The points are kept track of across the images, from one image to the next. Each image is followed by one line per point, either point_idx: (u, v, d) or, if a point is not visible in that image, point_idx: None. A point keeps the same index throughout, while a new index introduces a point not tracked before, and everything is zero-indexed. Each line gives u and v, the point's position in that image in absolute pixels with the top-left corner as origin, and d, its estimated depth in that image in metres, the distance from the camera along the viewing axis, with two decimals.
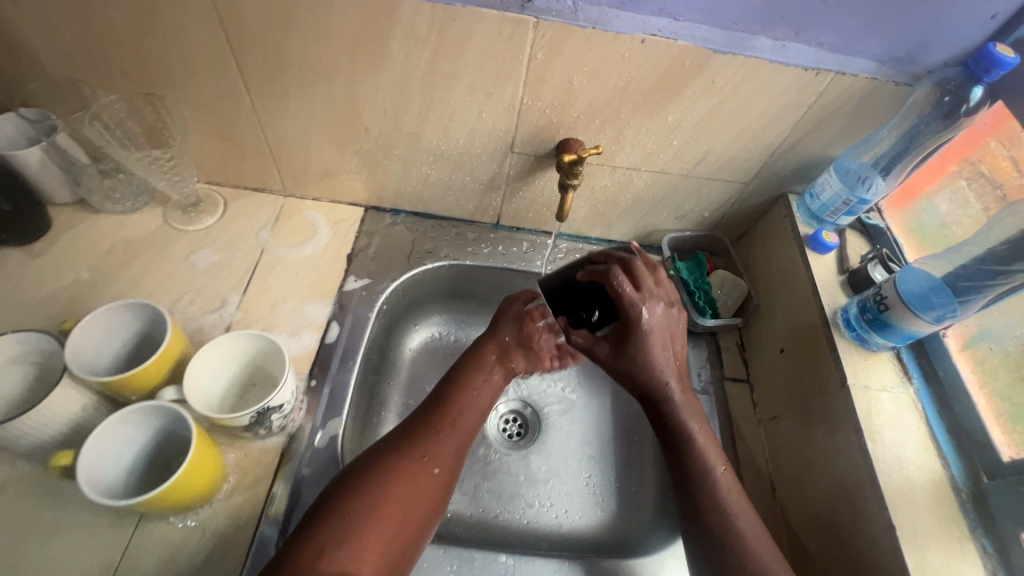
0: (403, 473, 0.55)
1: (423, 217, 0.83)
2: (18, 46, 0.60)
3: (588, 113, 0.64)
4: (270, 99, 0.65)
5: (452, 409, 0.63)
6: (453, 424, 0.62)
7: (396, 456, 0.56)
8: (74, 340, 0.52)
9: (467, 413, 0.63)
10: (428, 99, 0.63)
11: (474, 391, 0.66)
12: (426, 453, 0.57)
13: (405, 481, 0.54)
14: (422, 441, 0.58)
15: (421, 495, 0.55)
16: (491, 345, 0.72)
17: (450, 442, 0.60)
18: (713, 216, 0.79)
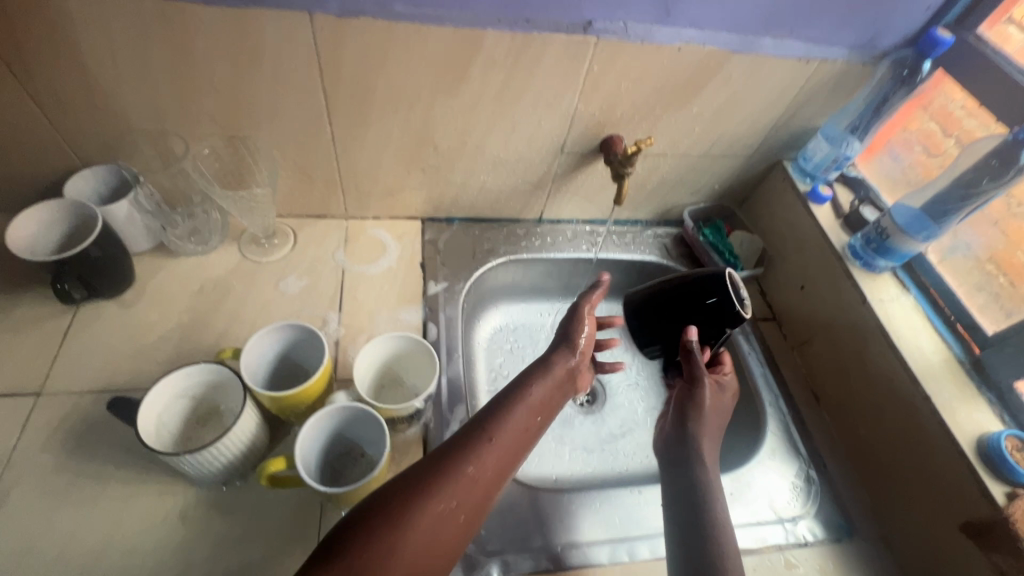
0: (427, 506, 0.47)
1: (475, 222, 0.91)
2: (113, 104, 0.64)
3: (629, 113, 0.76)
4: (350, 131, 0.72)
5: (513, 419, 0.56)
6: (505, 434, 0.55)
7: (432, 473, 0.49)
8: (243, 369, 0.58)
9: (513, 439, 0.55)
10: (497, 115, 0.73)
11: (528, 402, 0.59)
12: (468, 466, 0.51)
13: (430, 515, 0.47)
14: (463, 457, 0.51)
15: (444, 531, 0.47)
16: (564, 349, 0.67)
17: (498, 457, 0.53)
18: (721, 188, 0.93)
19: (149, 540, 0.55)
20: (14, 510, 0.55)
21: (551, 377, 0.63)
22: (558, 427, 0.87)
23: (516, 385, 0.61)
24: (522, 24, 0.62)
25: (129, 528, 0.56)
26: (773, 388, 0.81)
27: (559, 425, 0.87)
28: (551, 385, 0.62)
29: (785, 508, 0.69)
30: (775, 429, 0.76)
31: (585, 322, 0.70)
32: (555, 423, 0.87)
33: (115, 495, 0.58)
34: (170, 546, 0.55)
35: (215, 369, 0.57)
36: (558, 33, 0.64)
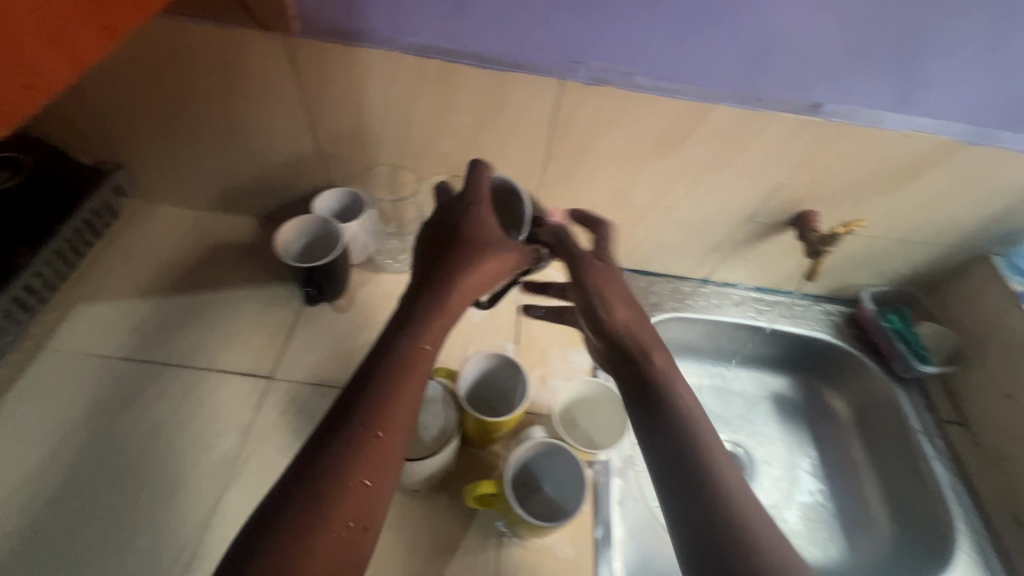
0: (327, 503, 0.41)
1: (642, 274, 0.93)
2: (370, 139, 0.74)
3: (833, 191, 0.75)
4: (557, 181, 0.78)
5: (391, 399, 0.46)
6: (391, 411, 0.45)
7: (317, 495, 0.41)
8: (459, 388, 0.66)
9: (388, 413, 0.45)
10: (699, 179, 0.75)
11: (411, 362, 0.48)
12: (355, 474, 0.42)
13: (330, 512, 0.41)
14: (347, 467, 0.42)
15: (342, 529, 0.41)
16: (471, 276, 0.54)
17: (392, 449, 0.45)
18: (909, 273, 0.88)
19: None
20: (249, 478, 0.64)
21: (423, 326, 0.51)
22: None
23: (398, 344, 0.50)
24: (751, 102, 0.65)
25: None
26: (961, 499, 0.75)
27: None
28: (420, 343, 0.50)
29: None
30: (967, 548, 0.72)
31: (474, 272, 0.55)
32: None
33: None
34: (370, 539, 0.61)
35: (433, 388, 0.65)
36: (787, 112, 0.66)
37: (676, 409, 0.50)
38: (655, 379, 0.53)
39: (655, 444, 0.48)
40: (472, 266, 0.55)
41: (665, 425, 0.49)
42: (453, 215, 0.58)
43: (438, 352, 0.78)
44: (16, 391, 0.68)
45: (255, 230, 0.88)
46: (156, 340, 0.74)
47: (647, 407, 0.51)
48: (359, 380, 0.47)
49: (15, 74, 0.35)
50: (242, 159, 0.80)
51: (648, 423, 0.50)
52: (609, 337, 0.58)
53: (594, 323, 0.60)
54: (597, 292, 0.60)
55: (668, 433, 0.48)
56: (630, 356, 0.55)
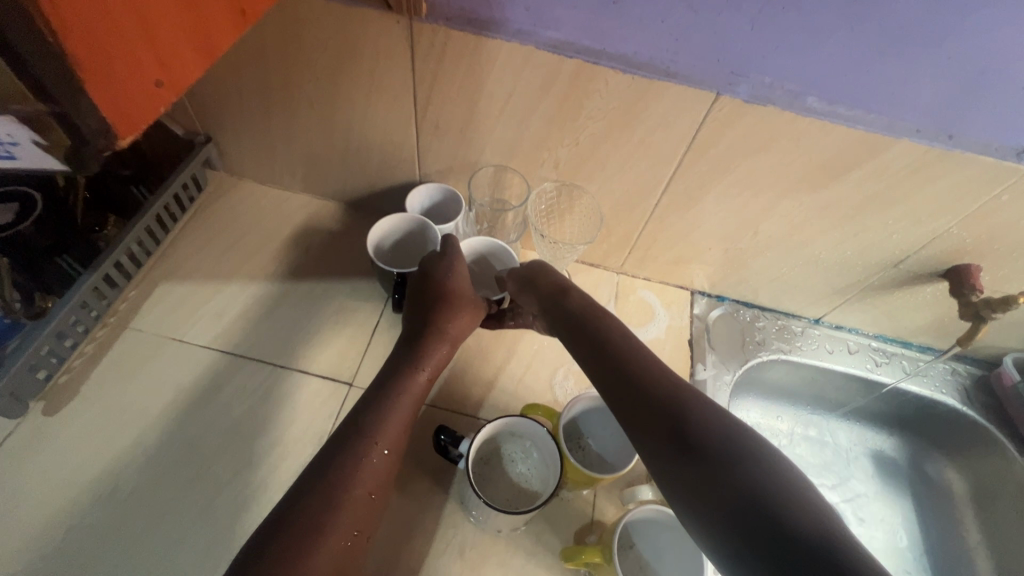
0: (340, 500, 0.46)
1: (746, 307, 0.85)
2: (480, 136, 0.68)
3: (1009, 247, 0.64)
4: (678, 202, 0.69)
5: (383, 421, 0.52)
6: (389, 425, 0.52)
7: (325, 505, 0.45)
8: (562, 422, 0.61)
9: (389, 429, 0.52)
10: (849, 218, 0.65)
11: (410, 389, 0.56)
12: (360, 488, 0.48)
13: (342, 508, 0.46)
14: (352, 481, 0.48)
15: (351, 522, 0.46)
16: (457, 323, 0.62)
17: (389, 467, 0.51)
18: None
19: (434, 565, 0.58)
20: None
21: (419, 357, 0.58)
22: None
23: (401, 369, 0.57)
24: (943, 140, 0.54)
25: (416, 547, 0.59)
26: None
27: None
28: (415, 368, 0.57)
29: None
30: None
31: (456, 322, 0.62)
32: None
33: (407, 508, 0.61)
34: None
35: (533, 427, 0.59)
36: (986, 155, 0.55)
37: (666, 393, 0.42)
38: (640, 366, 0.45)
39: (657, 430, 0.40)
40: (454, 314, 0.61)
41: (661, 413, 0.40)
42: (433, 270, 0.63)
43: (524, 375, 0.73)
44: (101, 368, 0.66)
45: (340, 218, 0.83)
46: (238, 329, 0.71)
47: (636, 402, 0.42)
48: (357, 408, 0.54)
49: (150, 68, 0.30)
50: (337, 144, 0.75)
51: (639, 419, 0.41)
52: (579, 333, 0.52)
53: (573, 329, 0.53)
54: (566, 295, 0.57)
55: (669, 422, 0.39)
56: (610, 351, 0.48)
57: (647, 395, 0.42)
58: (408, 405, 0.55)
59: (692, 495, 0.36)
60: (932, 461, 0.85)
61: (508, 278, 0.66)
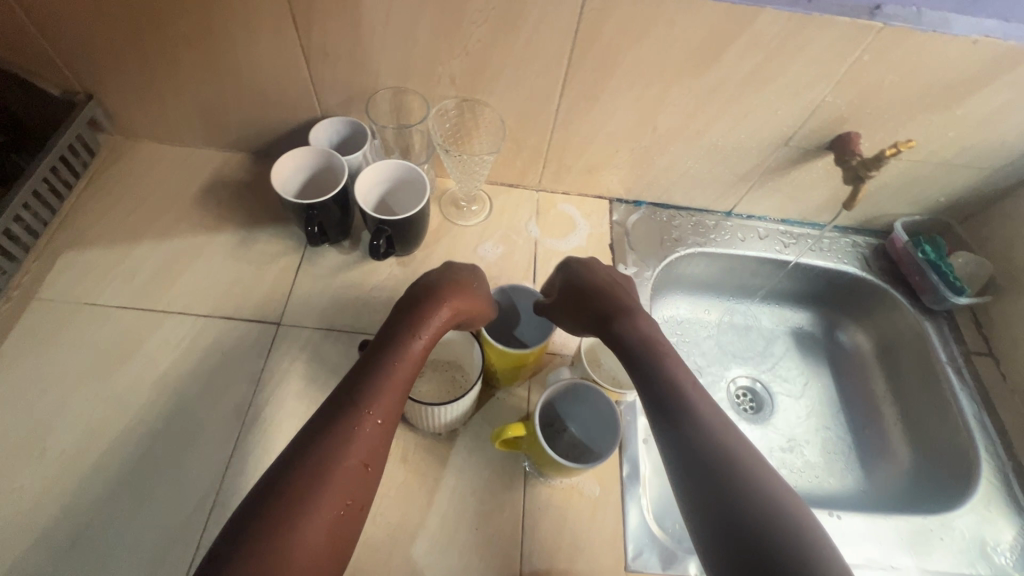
0: (325, 471, 0.44)
1: (663, 208, 0.88)
2: (370, 58, 0.66)
3: (880, 110, 0.68)
4: (577, 105, 0.71)
5: (381, 390, 0.49)
6: (382, 399, 0.48)
7: (314, 474, 0.43)
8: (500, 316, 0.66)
9: (380, 398, 0.48)
10: (736, 99, 0.68)
11: (405, 359, 0.52)
12: (354, 459, 0.45)
13: (328, 478, 0.44)
14: (342, 450, 0.45)
15: (340, 492, 0.44)
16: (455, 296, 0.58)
17: (384, 440, 0.48)
18: (947, 201, 0.84)
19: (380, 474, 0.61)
20: (267, 429, 0.62)
21: (416, 322, 0.55)
22: None
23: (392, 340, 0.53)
24: (804, 6, 0.58)
25: None
26: (992, 433, 0.73)
27: None
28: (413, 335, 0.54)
29: (1003, 563, 0.64)
30: (991, 476, 0.70)
31: (457, 294, 0.59)
32: None
33: None
34: (396, 484, 0.60)
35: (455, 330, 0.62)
36: (843, 16, 0.58)
37: (689, 404, 0.48)
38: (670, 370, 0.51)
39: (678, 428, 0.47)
40: (460, 292, 0.59)
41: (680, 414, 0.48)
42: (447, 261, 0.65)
43: None
44: (11, 342, 0.64)
45: (248, 168, 0.81)
46: (153, 288, 0.70)
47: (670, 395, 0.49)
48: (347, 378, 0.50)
49: None
50: (227, 86, 0.72)
51: (659, 409, 0.49)
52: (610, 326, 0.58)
53: (600, 321, 0.59)
54: (598, 290, 0.62)
55: (689, 427, 0.47)
56: (640, 350, 0.54)
57: (671, 396, 0.49)
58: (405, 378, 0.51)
59: (697, 481, 0.44)
60: (844, 330, 0.93)
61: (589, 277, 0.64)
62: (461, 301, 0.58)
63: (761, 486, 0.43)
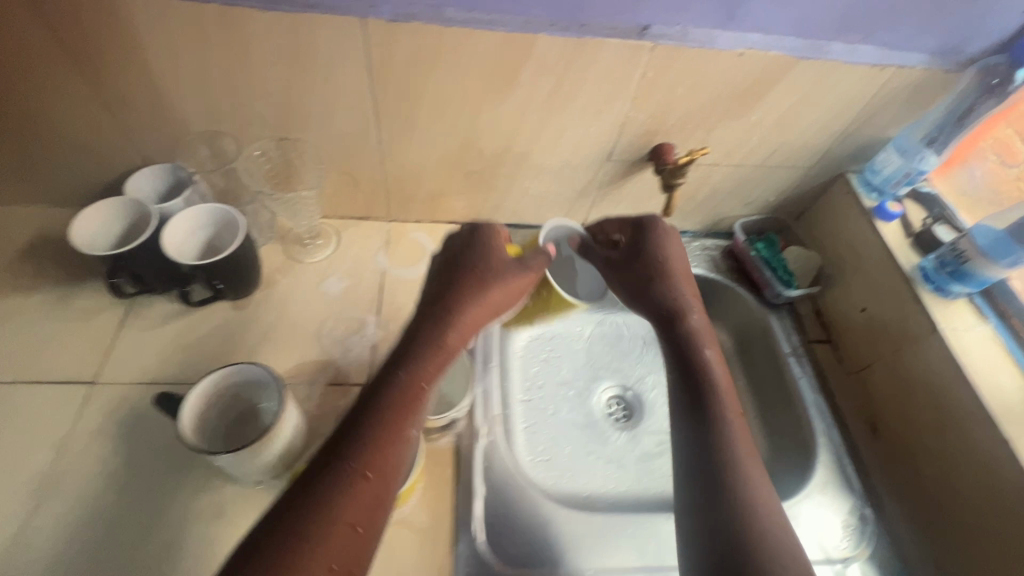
0: (319, 519, 0.43)
1: (516, 228, 0.90)
2: (171, 105, 0.66)
3: (682, 121, 0.72)
4: (397, 135, 0.72)
5: (383, 439, 0.49)
6: (386, 444, 0.49)
7: (296, 536, 0.42)
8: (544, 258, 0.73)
9: (391, 442, 0.49)
10: (546, 120, 0.71)
11: (410, 397, 0.52)
12: (344, 516, 0.44)
13: (335, 531, 0.43)
14: (337, 505, 0.44)
15: (335, 549, 0.43)
16: (476, 310, 0.61)
17: (379, 494, 0.47)
18: (777, 199, 0.89)
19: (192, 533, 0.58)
20: (69, 498, 0.58)
21: (438, 352, 0.57)
22: (591, 438, 0.86)
23: (403, 373, 0.54)
24: (575, 29, 0.61)
25: (172, 522, 0.58)
26: (826, 419, 0.76)
27: (592, 435, 0.86)
28: (434, 368, 0.56)
29: (835, 547, 0.65)
30: (827, 462, 0.72)
31: (467, 308, 0.60)
32: (590, 441, 0.85)
33: (161, 485, 0.60)
34: (209, 540, 0.58)
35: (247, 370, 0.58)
36: (614, 37, 0.61)
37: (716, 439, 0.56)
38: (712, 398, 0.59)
39: (699, 458, 0.56)
40: (475, 303, 0.61)
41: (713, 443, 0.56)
42: (479, 242, 0.65)
43: (290, 335, 0.73)
44: None
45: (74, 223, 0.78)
46: None
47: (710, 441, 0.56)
48: (349, 415, 0.51)
49: None
50: (29, 145, 0.69)
51: (703, 431, 0.57)
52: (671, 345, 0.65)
53: (665, 321, 0.67)
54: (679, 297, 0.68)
55: (698, 460, 0.56)
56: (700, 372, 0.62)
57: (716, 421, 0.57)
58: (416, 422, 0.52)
59: (717, 520, 0.51)
60: None
61: (650, 252, 0.70)
62: (483, 316, 0.62)
63: (772, 549, 0.49)
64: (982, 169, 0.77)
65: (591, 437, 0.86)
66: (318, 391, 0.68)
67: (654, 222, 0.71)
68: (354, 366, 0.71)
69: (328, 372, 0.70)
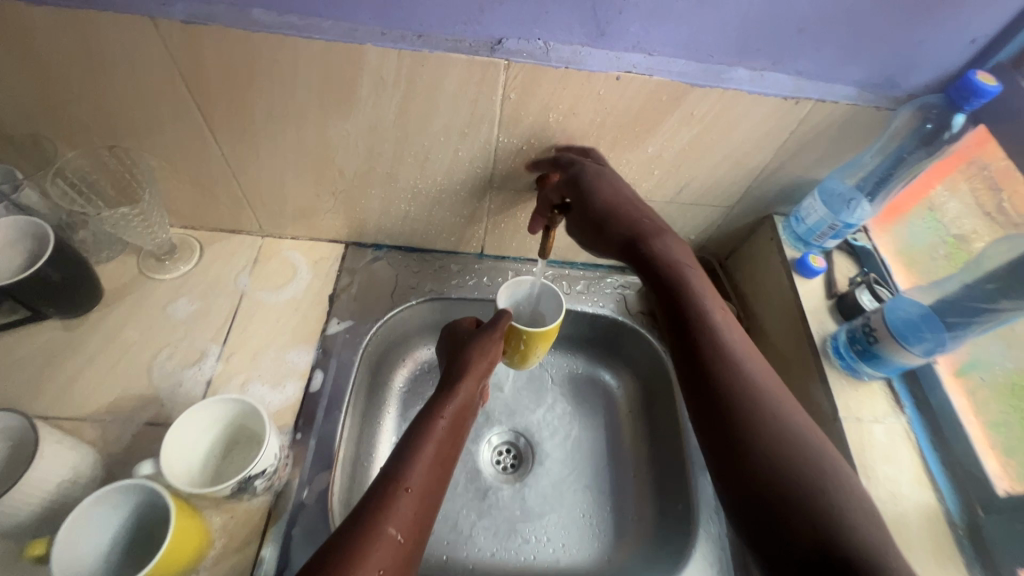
0: (366, 533, 0.48)
1: (406, 252, 0.81)
2: None
3: (566, 149, 0.62)
4: (240, 148, 0.64)
5: (419, 462, 0.55)
6: (419, 472, 0.54)
7: (360, 539, 0.48)
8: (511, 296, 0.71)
9: (415, 466, 0.55)
10: (404, 140, 0.62)
11: (433, 434, 0.58)
12: (392, 527, 0.49)
13: (368, 541, 0.48)
14: (383, 520, 0.50)
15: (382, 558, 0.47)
16: (483, 365, 0.65)
17: (414, 511, 0.52)
18: (699, 238, 0.78)
19: None
20: None
21: (461, 399, 0.62)
22: (467, 490, 0.77)
23: (427, 415, 0.60)
24: (411, 40, 0.51)
25: None
26: None
27: (468, 488, 0.78)
28: (460, 410, 0.61)
29: None
30: None
31: (478, 358, 0.64)
32: (462, 494, 0.77)
33: None
34: None
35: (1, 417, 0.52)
36: (458, 52, 0.52)
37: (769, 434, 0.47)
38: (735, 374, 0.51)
39: (744, 462, 0.47)
40: (479, 354, 0.64)
41: (755, 447, 0.47)
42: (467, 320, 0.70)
43: (118, 362, 0.67)
44: None
45: None
46: None
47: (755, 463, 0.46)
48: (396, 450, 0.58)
49: None
50: None
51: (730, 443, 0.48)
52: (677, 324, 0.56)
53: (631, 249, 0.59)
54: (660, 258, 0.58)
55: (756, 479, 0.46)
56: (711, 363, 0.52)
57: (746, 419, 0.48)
58: (444, 446, 0.58)
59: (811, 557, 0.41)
60: (613, 373, 0.87)
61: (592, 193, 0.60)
62: (486, 364, 0.65)
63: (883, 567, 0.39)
64: (1005, 198, 0.57)
65: (464, 489, 0.77)
66: (129, 432, 0.61)
67: (575, 161, 0.60)
68: (178, 404, 0.64)
69: (148, 410, 0.63)
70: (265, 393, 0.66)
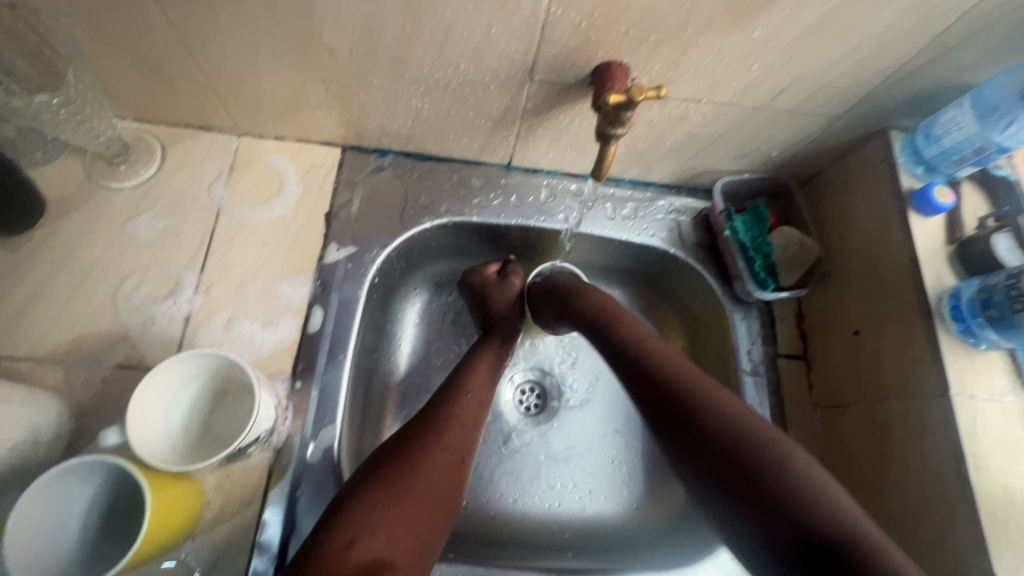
0: (411, 469, 0.45)
1: (417, 159, 0.66)
2: None
3: (640, 29, 0.45)
4: (189, 15, 0.46)
5: (456, 417, 0.51)
6: (450, 424, 0.50)
7: (401, 473, 0.44)
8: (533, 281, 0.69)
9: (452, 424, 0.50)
10: (418, 8, 0.44)
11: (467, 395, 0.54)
12: (435, 466, 0.46)
13: (408, 474, 0.44)
14: (427, 456, 0.46)
15: (423, 490, 0.44)
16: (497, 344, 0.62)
17: (452, 458, 0.48)
18: (781, 156, 0.62)
19: None
20: None
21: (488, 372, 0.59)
22: (488, 433, 0.70)
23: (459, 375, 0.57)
24: None
25: None
26: None
27: (489, 430, 0.70)
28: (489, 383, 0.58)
29: None
30: None
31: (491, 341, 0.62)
32: (483, 437, 0.70)
33: None
34: None
35: None
36: None
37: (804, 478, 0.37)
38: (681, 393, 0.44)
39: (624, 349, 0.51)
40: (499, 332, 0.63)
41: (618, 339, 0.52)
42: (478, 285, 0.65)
43: (74, 293, 0.55)
44: None
45: None
46: None
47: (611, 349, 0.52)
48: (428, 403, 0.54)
49: None
50: None
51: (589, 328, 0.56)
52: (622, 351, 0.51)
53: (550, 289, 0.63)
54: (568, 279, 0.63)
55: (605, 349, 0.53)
56: (693, 422, 0.42)
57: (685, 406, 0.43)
58: (486, 407, 0.56)
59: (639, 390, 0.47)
60: None
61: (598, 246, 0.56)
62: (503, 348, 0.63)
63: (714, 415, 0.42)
64: None
65: (484, 432, 0.70)
66: (98, 377, 0.52)
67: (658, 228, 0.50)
68: (152, 345, 0.54)
69: (118, 351, 0.53)
70: (256, 334, 0.56)
